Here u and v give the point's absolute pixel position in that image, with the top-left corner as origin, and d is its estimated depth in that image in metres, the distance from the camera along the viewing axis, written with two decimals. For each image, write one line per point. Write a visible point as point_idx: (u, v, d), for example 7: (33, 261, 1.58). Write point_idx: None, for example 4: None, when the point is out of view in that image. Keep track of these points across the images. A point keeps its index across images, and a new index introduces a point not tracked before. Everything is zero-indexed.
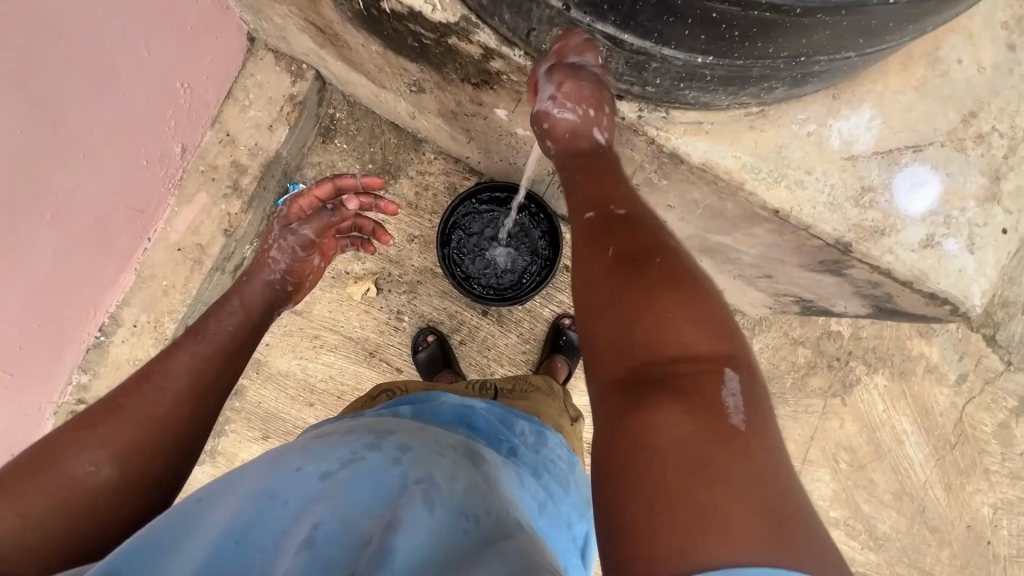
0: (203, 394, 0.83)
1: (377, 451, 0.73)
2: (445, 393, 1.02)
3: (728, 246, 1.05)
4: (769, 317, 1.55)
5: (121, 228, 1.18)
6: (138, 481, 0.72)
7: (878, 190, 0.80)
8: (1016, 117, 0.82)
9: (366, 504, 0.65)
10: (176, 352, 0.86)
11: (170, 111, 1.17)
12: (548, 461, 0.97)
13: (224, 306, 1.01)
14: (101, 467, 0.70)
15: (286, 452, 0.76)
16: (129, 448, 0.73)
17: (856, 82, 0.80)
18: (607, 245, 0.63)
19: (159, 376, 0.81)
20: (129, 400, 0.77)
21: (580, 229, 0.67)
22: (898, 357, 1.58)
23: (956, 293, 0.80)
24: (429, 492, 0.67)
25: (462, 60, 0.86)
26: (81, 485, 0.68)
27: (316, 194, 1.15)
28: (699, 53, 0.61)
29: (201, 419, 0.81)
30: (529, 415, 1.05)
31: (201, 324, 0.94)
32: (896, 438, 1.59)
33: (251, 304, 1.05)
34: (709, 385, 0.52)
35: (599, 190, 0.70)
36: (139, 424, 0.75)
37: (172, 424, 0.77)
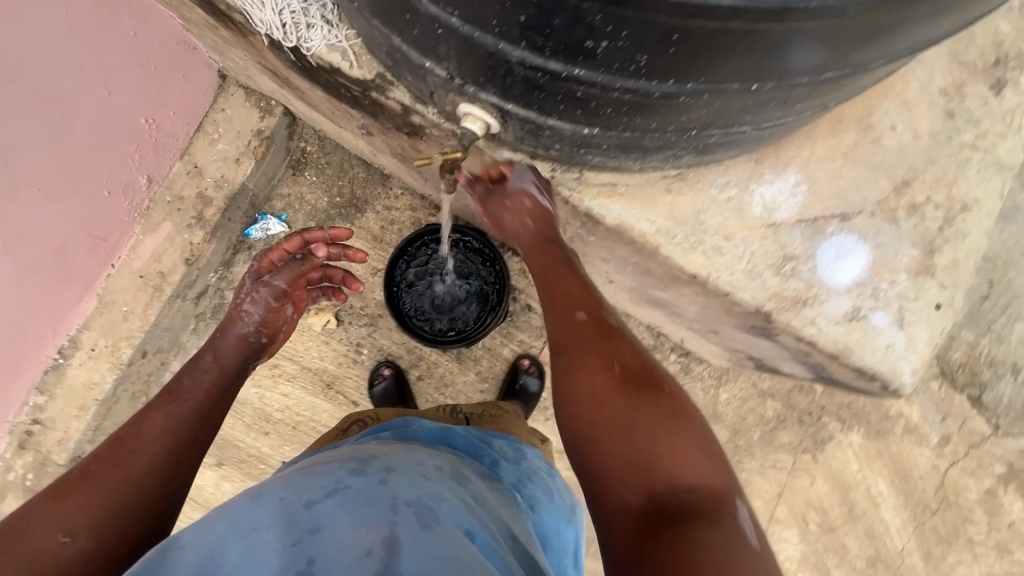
0: (178, 454, 0.81)
1: (361, 475, 0.69)
2: (417, 419, 1.02)
3: (668, 301, 1.02)
4: (735, 368, 1.49)
5: (81, 255, 1.21)
6: (117, 553, 0.67)
7: (801, 259, 0.77)
8: (953, 187, 0.78)
9: (360, 522, 0.61)
10: (149, 413, 0.84)
11: (134, 145, 1.21)
12: (529, 470, 0.97)
13: (195, 364, 0.98)
14: (76, 537, 0.65)
15: (262, 486, 0.70)
16: (104, 515, 0.68)
17: (781, 147, 0.77)
18: (607, 362, 0.70)
19: (132, 441, 0.78)
20: (102, 467, 0.73)
21: (577, 331, 0.74)
22: (875, 416, 1.50)
23: (883, 370, 0.76)
24: (426, 509, 0.65)
25: (389, 113, 0.86)
26: (55, 559, 0.63)
27: (285, 246, 1.09)
28: (583, 124, 0.60)
29: (179, 475, 0.79)
30: (504, 434, 1.06)
31: (174, 384, 0.92)
32: (871, 500, 1.51)
33: (226, 358, 1.03)
34: (721, 509, 0.59)
35: (557, 290, 0.78)
36: (112, 492, 0.71)
37: (147, 486, 0.74)
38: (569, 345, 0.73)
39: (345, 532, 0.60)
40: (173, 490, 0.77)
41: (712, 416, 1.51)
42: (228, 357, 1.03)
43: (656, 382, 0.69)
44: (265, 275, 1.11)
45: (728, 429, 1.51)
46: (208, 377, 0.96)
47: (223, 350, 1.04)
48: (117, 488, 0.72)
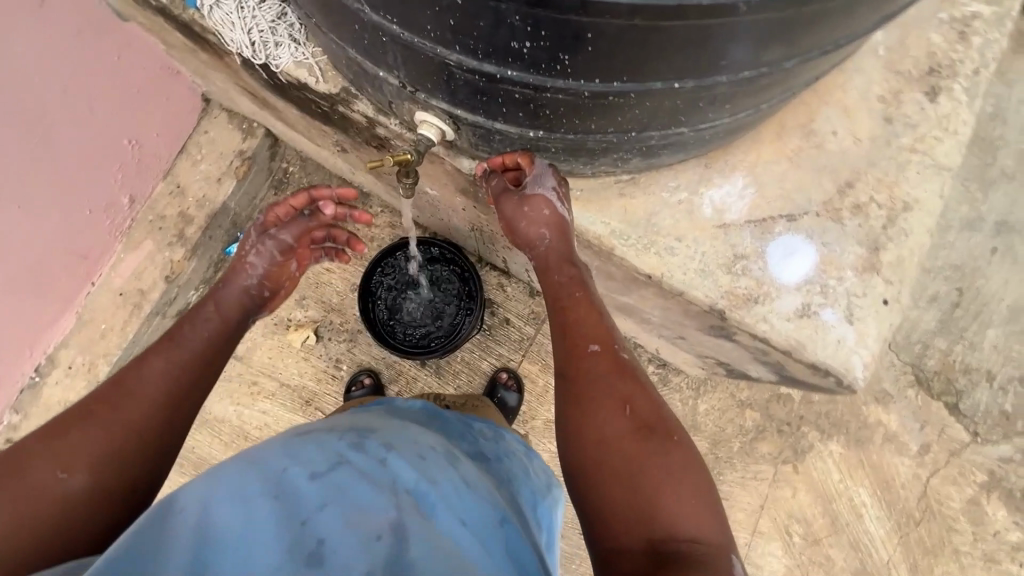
0: (177, 402, 0.81)
1: (361, 451, 0.74)
2: (401, 398, 1.07)
3: (634, 307, 1.04)
4: (712, 378, 1.50)
5: (61, 273, 1.24)
6: (111, 492, 0.71)
7: (751, 258, 0.79)
8: (895, 188, 0.82)
9: (366, 501, 0.66)
10: (149, 357, 0.84)
11: (117, 165, 1.24)
12: (509, 448, 1.02)
13: (197, 313, 0.95)
14: (72, 475, 0.69)
15: (263, 447, 0.74)
16: (100, 458, 0.72)
17: (728, 152, 0.81)
18: (619, 404, 0.72)
19: (132, 383, 0.79)
20: (100, 408, 0.76)
21: (592, 368, 0.76)
22: (853, 424, 1.51)
23: (836, 365, 0.78)
24: (423, 497, 0.70)
25: (357, 126, 0.90)
26: (52, 496, 0.67)
27: (292, 201, 1.03)
28: (528, 127, 0.63)
29: (176, 422, 0.80)
30: (485, 420, 1.11)
31: (176, 331, 0.90)
32: (854, 511, 1.50)
33: (228, 311, 0.98)
34: (718, 561, 0.61)
35: (588, 320, 0.79)
36: (108, 436, 0.74)
37: (142, 433, 0.76)
38: (580, 376, 0.75)
39: (348, 511, 0.64)
40: (168, 435, 0.79)
41: (692, 427, 1.51)
42: (230, 310, 0.99)
43: (665, 431, 0.70)
44: (271, 229, 1.05)
45: (708, 440, 1.50)
46: (210, 327, 0.93)
47: (227, 305, 0.99)
48: (114, 433, 0.74)
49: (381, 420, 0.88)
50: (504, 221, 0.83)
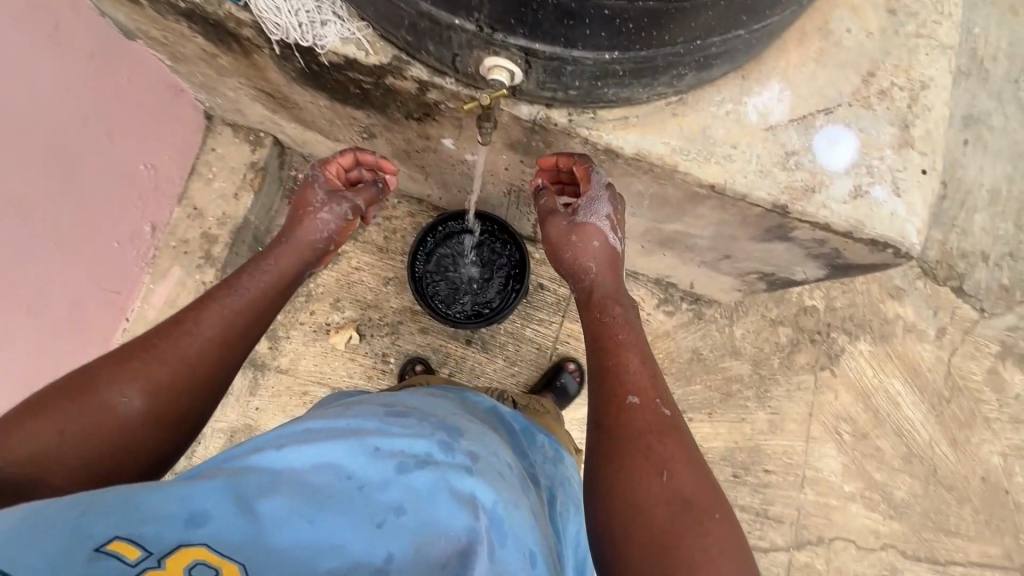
0: (230, 347, 0.79)
1: (449, 456, 0.73)
2: (471, 390, 1.08)
3: (683, 233, 1.09)
4: (742, 303, 1.58)
5: (97, 310, 1.20)
6: (171, 420, 0.73)
7: (802, 152, 0.86)
8: (910, 71, 0.90)
9: (443, 518, 0.65)
10: (206, 303, 0.80)
11: (137, 192, 1.22)
12: (564, 476, 1.03)
13: (258, 262, 0.89)
14: (134, 400, 0.70)
15: (361, 416, 0.77)
16: (162, 385, 0.72)
17: (761, 62, 0.87)
18: (656, 470, 0.70)
19: (190, 325, 0.77)
20: (163, 340, 0.75)
21: (627, 412, 0.75)
22: (876, 322, 1.61)
23: (894, 236, 0.85)
24: (500, 520, 0.68)
25: (402, 97, 0.92)
26: (114, 413, 0.69)
27: (342, 161, 1.00)
28: (606, 50, 0.67)
29: (228, 366, 0.79)
30: (546, 432, 1.12)
31: (233, 278, 0.85)
32: (892, 401, 1.60)
33: (287, 264, 0.91)
34: None
35: (625, 369, 0.79)
36: (169, 369, 0.73)
37: (198, 370, 0.76)
38: (617, 428, 0.74)
39: (417, 531, 0.64)
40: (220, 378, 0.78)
41: (733, 353, 1.58)
42: (287, 266, 0.91)
43: (706, 511, 0.68)
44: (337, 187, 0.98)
45: (750, 362, 1.58)
46: (262, 280, 0.87)
47: (280, 256, 0.92)
48: (174, 365, 0.74)
49: (465, 417, 0.89)
50: (546, 242, 0.94)
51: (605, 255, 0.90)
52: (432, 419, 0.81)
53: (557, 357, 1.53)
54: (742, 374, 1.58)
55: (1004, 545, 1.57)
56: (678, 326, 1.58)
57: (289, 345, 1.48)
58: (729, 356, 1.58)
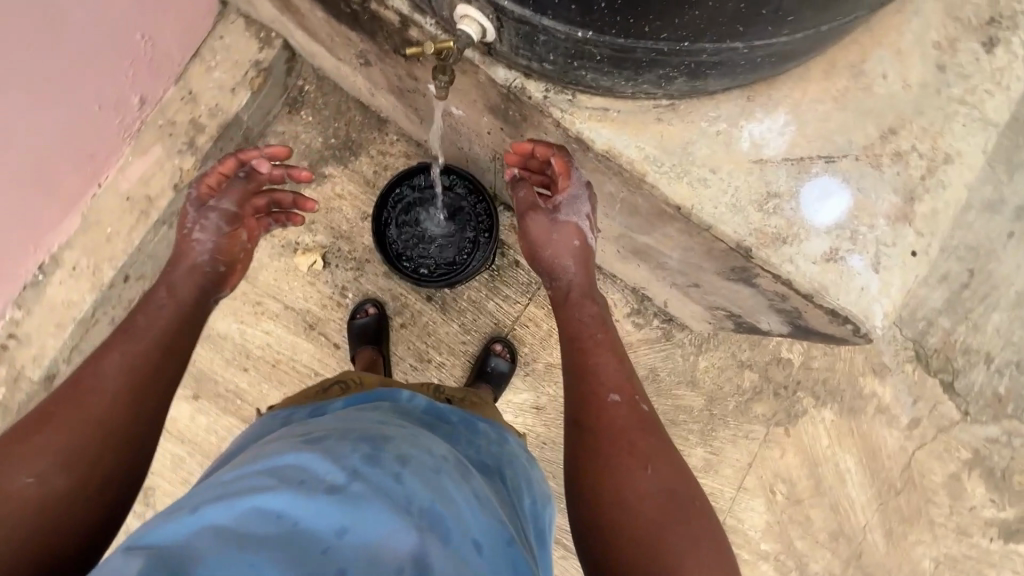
0: (145, 386, 0.77)
1: (377, 463, 0.70)
2: (405, 389, 1.01)
3: (654, 249, 1.02)
4: (715, 336, 1.51)
5: (67, 170, 1.21)
6: (88, 487, 0.68)
7: (784, 197, 0.78)
8: (938, 139, 0.80)
9: (384, 524, 0.62)
10: (107, 352, 0.78)
11: (130, 63, 1.19)
12: (512, 457, 0.98)
13: (150, 300, 0.88)
14: (43, 478, 0.66)
15: (272, 453, 0.71)
16: (73, 454, 0.69)
17: (772, 86, 0.78)
18: (640, 463, 0.73)
19: (89, 380, 0.74)
20: (59, 407, 0.72)
21: (610, 412, 0.77)
22: (849, 393, 1.53)
23: (856, 312, 0.78)
24: (439, 518, 0.67)
25: (387, 29, 0.86)
26: (23, 500, 0.65)
27: (220, 170, 0.99)
28: (578, 26, 0.60)
29: (148, 409, 0.76)
30: (490, 420, 1.06)
31: (129, 323, 0.83)
32: (838, 476, 1.54)
33: (185, 291, 0.91)
34: None
35: (615, 371, 0.81)
36: (74, 433, 0.70)
37: (113, 423, 0.72)
38: (594, 425, 0.77)
39: (362, 542, 0.60)
40: (143, 421, 0.75)
41: (690, 383, 1.52)
42: (185, 292, 0.91)
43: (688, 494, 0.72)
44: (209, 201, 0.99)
45: (705, 397, 1.52)
46: (165, 312, 0.86)
47: (180, 285, 0.92)
48: (78, 427, 0.70)
49: (394, 423, 0.84)
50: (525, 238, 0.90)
51: (581, 251, 0.88)
52: (355, 432, 0.76)
53: (510, 337, 1.49)
54: (692, 406, 1.52)
55: None
56: (642, 341, 1.52)
57: (254, 254, 1.47)
58: (684, 384, 1.52)
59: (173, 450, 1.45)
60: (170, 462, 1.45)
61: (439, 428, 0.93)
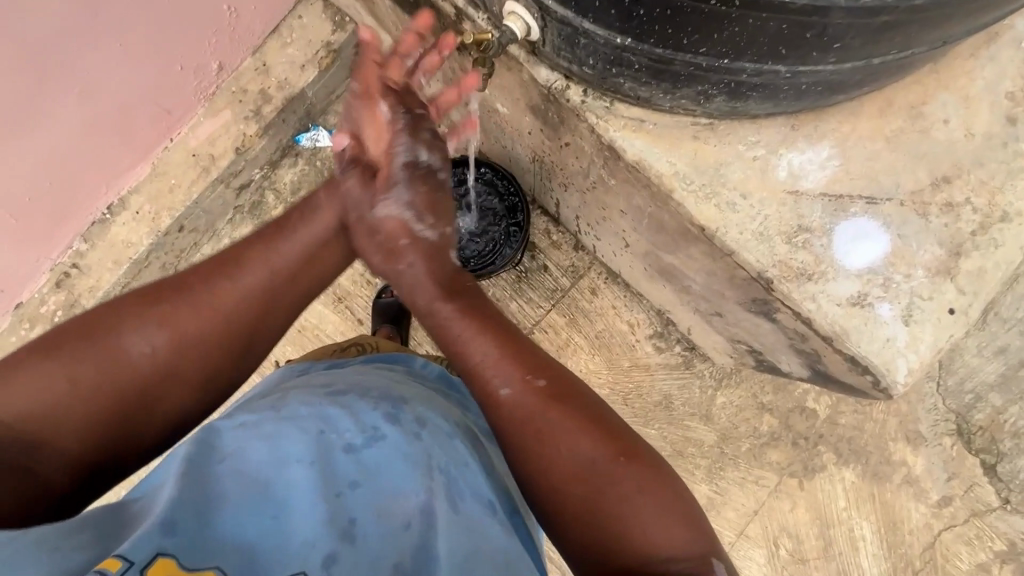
0: (264, 312, 0.74)
1: (395, 425, 0.72)
2: (419, 353, 1.03)
3: (678, 270, 1.01)
4: (738, 373, 1.46)
5: (145, 121, 1.31)
6: (186, 382, 0.70)
7: (816, 233, 0.75)
8: (998, 194, 0.74)
9: (398, 481, 0.65)
10: (252, 247, 0.76)
11: (213, 30, 1.28)
12: None
13: (304, 206, 0.80)
14: (154, 353, 0.68)
15: (294, 399, 0.73)
16: (188, 342, 0.69)
17: (819, 117, 0.76)
18: (560, 442, 0.66)
19: (224, 281, 0.72)
20: (198, 288, 0.71)
21: (527, 396, 0.69)
22: (875, 457, 1.44)
23: (877, 363, 0.73)
24: (454, 480, 0.70)
25: (444, 20, 0.89)
26: (135, 366, 0.67)
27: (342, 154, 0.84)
28: (617, 31, 0.60)
29: (266, 330, 0.75)
30: None
31: (283, 218, 0.79)
32: (851, 542, 1.44)
33: (317, 225, 0.78)
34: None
35: (524, 351, 0.72)
36: (200, 322, 0.70)
37: (232, 328, 0.72)
38: (501, 425, 0.70)
39: (377, 495, 0.63)
40: (256, 338, 0.74)
41: (704, 416, 1.47)
42: (326, 213, 0.79)
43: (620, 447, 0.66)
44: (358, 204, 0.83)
45: (718, 433, 1.47)
46: (314, 231, 0.78)
47: (325, 207, 0.79)
48: (206, 321, 0.70)
49: (411, 385, 0.86)
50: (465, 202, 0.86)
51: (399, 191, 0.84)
52: (373, 392, 0.78)
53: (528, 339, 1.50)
54: (703, 441, 1.47)
55: None
56: (661, 365, 1.49)
57: None
58: (698, 417, 1.47)
59: None
60: None
61: (451, 394, 0.95)
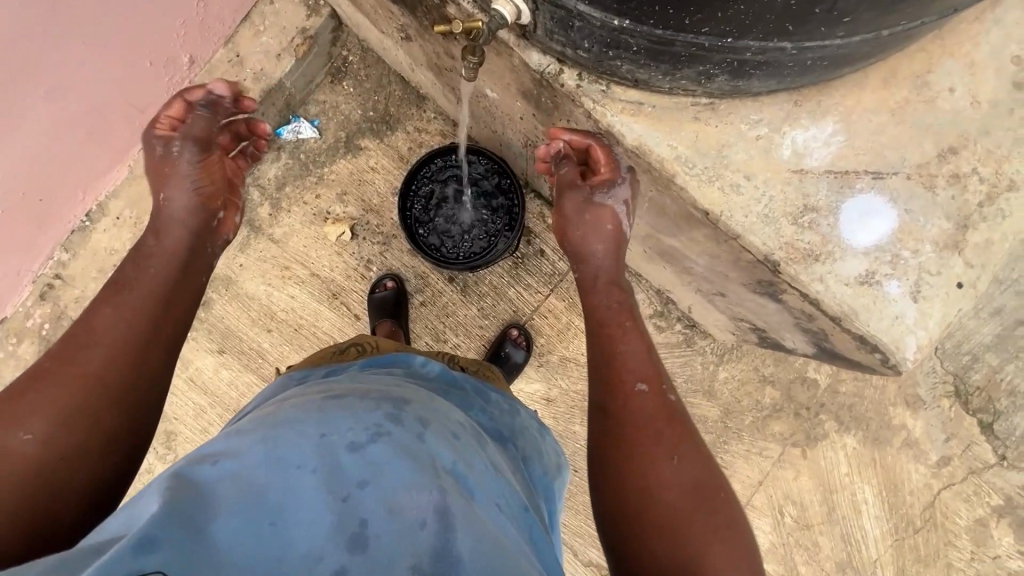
0: (145, 343, 0.77)
1: (399, 424, 0.71)
2: (414, 353, 1.01)
3: (679, 252, 0.99)
4: (740, 348, 1.46)
5: (117, 122, 1.25)
6: (82, 444, 0.68)
7: (822, 212, 0.73)
8: (1005, 164, 0.73)
9: (407, 480, 0.64)
10: (104, 306, 0.78)
11: (182, 21, 1.22)
12: (518, 428, 0.98)
13: (139, 253, 0.86)
14: (40, 436, 0.67)
15: (291, 405, 0.72)
16: (66, 411, 0.69)
17: (823, 91, 0.73)
18: (667, 453, 0.73)
19: (85, 337, 0.75)
20: (59, 365, 0.72)
21: (649, 400, 0.77)
22: (876, 423, 1.46)
23: (886, 342, 0.73)
24: (462, 479, 0.69)
25: (427, 4, 0.85)
26: (23, 459, 0.65)
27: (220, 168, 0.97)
28: (614, 13, 0.57)
29: (148, 363, 0.76)
30: (502, 390, 1.06)
31: (119, 275, 0.83)
32: (854, 505, 1.47)
33: (173, 239, 0.88)
34: None
35: (650, 362, 0.80)
36: (70, 388, 0.70)
37: (110, 377, 0.73)
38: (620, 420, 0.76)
39: (385, 496, 0.62)
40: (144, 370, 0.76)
41: (707, 392, 1.48)
42: (173, 240, 0.88)
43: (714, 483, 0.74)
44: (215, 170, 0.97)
45: (721, 408, 1.48)
46: (155, 266, 0.85)
47: (168, 224, 0.89)
48: (71, 384, 0.70)
49: (411, 386, 0.85)
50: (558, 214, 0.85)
51: (195, 198, 0.92)
52: (374, 394, 0.76)
53: (528, 325, 1.48)
54: (707, 417, 1.48)
55: None
56: (662, 345, 1.49)
57: (287, 219, 1.51)
58: (701, 393, 1.48)
59: (195, 400, 1.51)
60: (192, 410, 1.51)
61: (451, 395, 0.94)
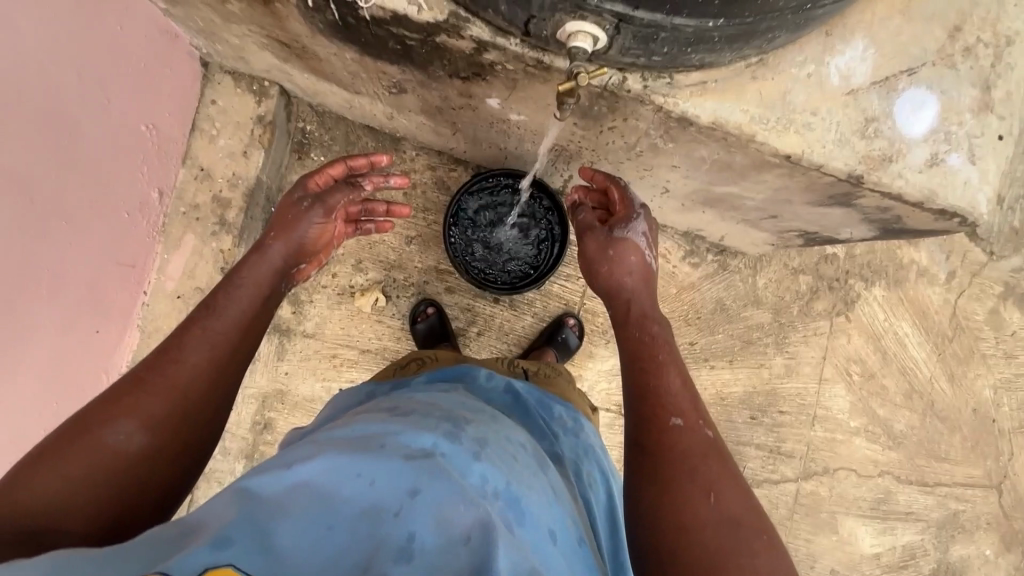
0: (224, 365, 0.77)
1: (457, 444, 0.68)
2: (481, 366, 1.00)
3: (733, 196, 1.06)
4: (768, 253, 1.59)
5: (116, 285, 1.14)
6: (162, 451, 0.69)
7: (881, 119, 0.82)
8: (996, 25, 0.85)
9: (449, 500, 0.59)
10: (190, 327, 0.77)
11: (141, 157, 1.11)
12: (587, 445, 0.94)
13: (230, 281, 0.85)
14: (130, 437, 0.67)
15: (350, 428, 0.70)
16: (162, 417, 0.70)
17: (845, 15, 0.80)
18: (702, 490, 0.69)
19: (173, 350, 0.74)
20: (151, 373, 0.72)
21: (676, 432, 0.75)
22: (892, 268, 1.65)
23: (964, 205, 0.84)
24: (512, 500, 0.64)
25: (451, 56, 0.84)
26: (117, 454, 0.66)
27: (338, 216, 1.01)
28: (710, 17, 0.62)
29: (226, 387, 0.76)
30: (566, 402, 1.03)
31: (209, 300, 0.81)
32: (899, 342, 1.67)
33: (261, 277, 0.87)
34: None
35: (675, 395, 0.79)
36: (163, 397, 0.71)
37: (196, 397, 0.73)
38: (658, 450, 0.74)
39: (435, 506, 0.58)
40: (221, 396, 0.76)
41: (755, 302, 1.61)
42: (260, 274, 0.87)
43: (758, 529, 0.67)
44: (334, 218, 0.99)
45: (772, 311, 1.61)
46: (241, 295, 0.83)
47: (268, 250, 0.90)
48: (167, 395, 0.71)
49: (475, 408, 0.82)
50: (583, 258, 0.98)
51: (299, 246, 0.93)
52: (434, 412, 0.75)
53: (583, 311, 1.53)
54: (762, 323, 1.62)
55: (986, 467, 1.68)
56: (703, 278, 1.60)
57: (313, 309, 1.45)
58: (751, 305, 1.61)
59: None
60: None
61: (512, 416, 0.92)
